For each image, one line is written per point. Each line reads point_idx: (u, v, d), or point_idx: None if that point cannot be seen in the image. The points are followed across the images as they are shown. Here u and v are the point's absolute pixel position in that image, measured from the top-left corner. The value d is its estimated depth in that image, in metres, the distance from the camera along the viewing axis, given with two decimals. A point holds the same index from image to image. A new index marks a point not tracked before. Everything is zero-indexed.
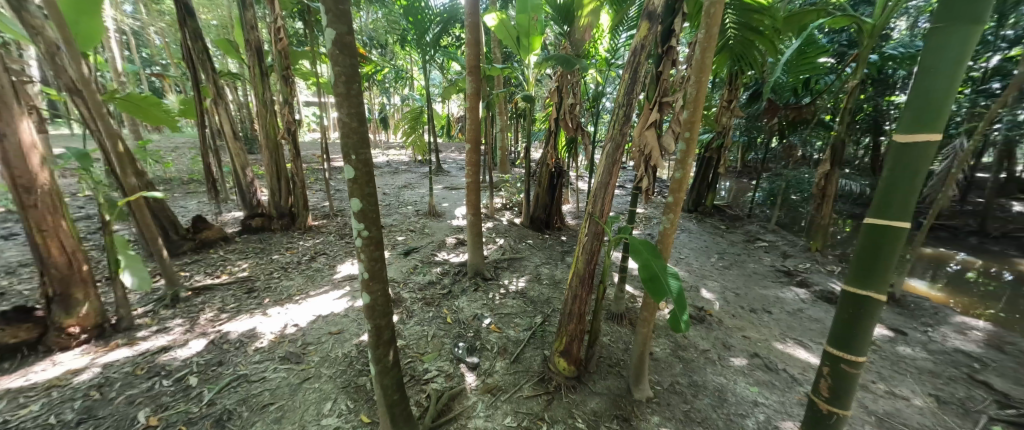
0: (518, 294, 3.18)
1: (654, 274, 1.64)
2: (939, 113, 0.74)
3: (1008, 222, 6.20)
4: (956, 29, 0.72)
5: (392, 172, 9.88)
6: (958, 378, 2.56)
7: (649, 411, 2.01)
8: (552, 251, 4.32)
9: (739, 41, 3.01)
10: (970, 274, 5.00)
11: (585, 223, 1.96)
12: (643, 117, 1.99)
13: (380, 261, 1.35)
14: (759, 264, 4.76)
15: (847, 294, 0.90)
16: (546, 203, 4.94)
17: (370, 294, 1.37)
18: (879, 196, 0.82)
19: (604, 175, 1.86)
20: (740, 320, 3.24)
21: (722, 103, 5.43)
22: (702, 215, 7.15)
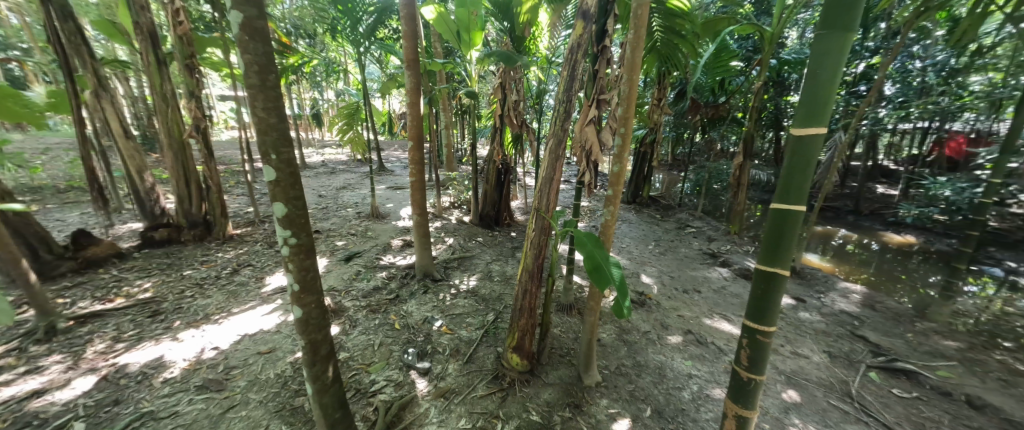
0: (469, 292, 3.15)
1: (598, 264, 1.71)
2: (823, 111, 0.86)
3: (876, 202, 7.50)
4: (833, 37, 0.83)
5: (329, 172, 9.19)
6: (843, 335, 3.04)
7: (599, 394, 2.11)
8: (502, 248, 4.33)
9: (665, 44, 3.25)
10: (850, 247, 5.96)
11: (532, 218, 1.98)
12: (583, 113, 2.05)
13: (312, 270, 1.25)
14: (689, 248, 5.22)
15: (759, 272, 1.01)
16: (494, 200, 4.93)
17: (302, 308, 1.26)
18: (781, 184, 0.93)
19: (548, 170, 1.89)
20: (675, 301, 3.53)
21: (653, 102, 5.86)
22: (639, 205, 7.66)
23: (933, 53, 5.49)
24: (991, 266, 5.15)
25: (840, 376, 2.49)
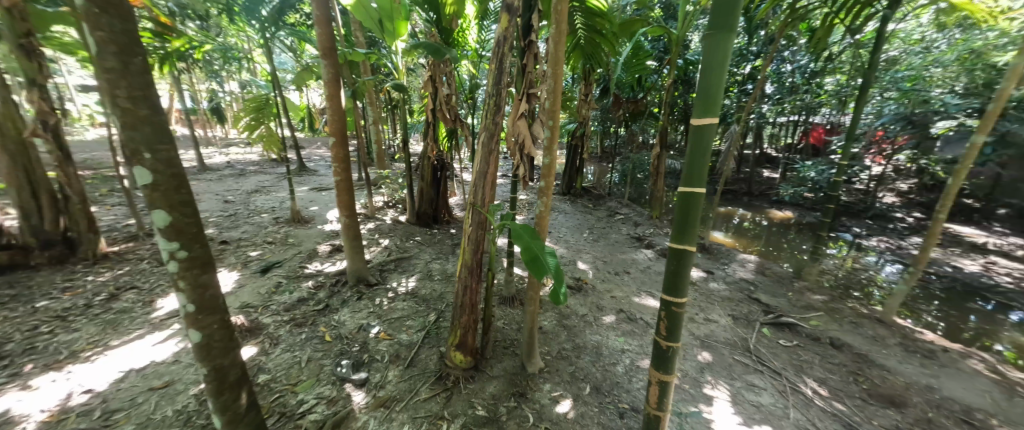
0: (408, 294, 3.02)
1: (535, 254, 1.75)
2: (715, 103, 0.97)
3: (764, 184, 8.82)
4: (720, 36, 0.94)
5: (237, 175, 8.11)
6: (743, 299, 3.54)
7: (542, 380, 2.18)
8: (442, 246, 4.23)
9: (588, 42, 3.43)
10: (747, 224, 6.94)
11: (469, 213, 1.95)
12: (514, 107, 2.09)
13: (208, 286, 1.15)
14: (619, 234, 5.62)
15: (672, 250, 1.11)
16: (431, 197, 4.78)
17: (201, 330, 1.15)
18: (685, 170, 1.04)
19: (482, 164, 1.87)
20: (609, 283, 3.80)
21: (581, 97, 6.15)
22: (573, 196, 8.05)
23: (798, 57, 6.58)
24: (844, 232, 6.38)
25: (741, 334, 2.89)
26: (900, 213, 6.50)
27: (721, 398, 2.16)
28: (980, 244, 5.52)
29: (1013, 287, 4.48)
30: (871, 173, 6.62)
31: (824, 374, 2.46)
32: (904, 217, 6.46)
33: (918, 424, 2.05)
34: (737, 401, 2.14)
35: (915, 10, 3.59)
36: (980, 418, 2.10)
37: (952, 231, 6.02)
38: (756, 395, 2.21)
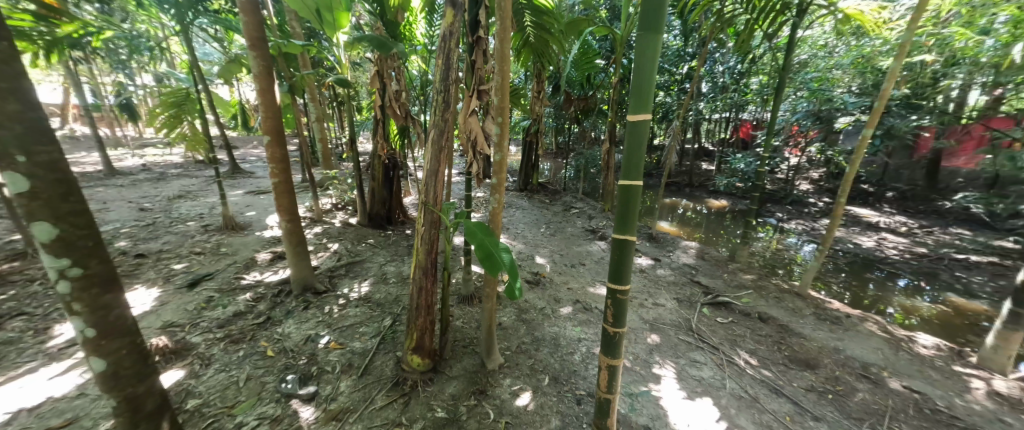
0: (361, 300, 2.88)
1: (489, 252, 1.75)
2: (647, 100, 1.03)
3: (703, 176, 9.56)
4: (648, 38, 1.00)
5: (156, 179, 7.20)
6: (686, 283, 3.82)
7: (502, 375, 2.20)
8: (396, 247, 4.08)
9: (537, 39, 3.48)
10: (689, 213, 7.48)
11: (421, 213, 1.89)
12: (465, 104, 2.07)
13: (109, 309, 1.14)
14: (574, 228, 5.79)
15: (616, 240, 1.17)
16: (383, 198, 4.59)
17: (105, 358, 1.16)
18: (623, 164, 1.10)
19: (433, 162, 1.82)
20: (565, 276, 3.91)
21: (534, 94, 6.21)
22: (530, 192, 8.16)
23: (727, 59, 7.19)
24: (770, 217, 7.12)
25: (684, 316, 3.12)
26: (813, 198, 7.38)
27: (668, 376, 2.32)
28: (874, 223, 6.44)
29: (898, 257, 5.29)
30: (790, 164, 7.44)
31: (754, 345, 2.74)
32: (816, 202, 7.34)
33: (828, 381, 2.36)
34: (682, 377, 2.31)
35: (818, 18, 4.07)
36: (874, 371, 2.47)
37: (853, 212, 6.95)
38: (697, 370, 2.40)
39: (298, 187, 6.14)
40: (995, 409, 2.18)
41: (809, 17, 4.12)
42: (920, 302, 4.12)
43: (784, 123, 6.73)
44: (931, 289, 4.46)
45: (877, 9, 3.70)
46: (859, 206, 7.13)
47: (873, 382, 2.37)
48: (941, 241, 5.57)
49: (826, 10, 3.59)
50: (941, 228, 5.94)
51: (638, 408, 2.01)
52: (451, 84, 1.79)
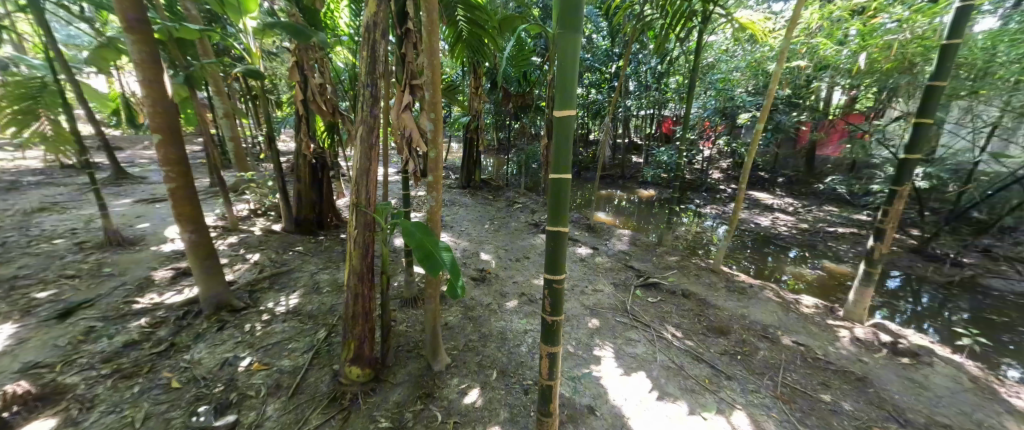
0: (290, 314, 2.62)
1: (429, 251, 1.69)
2: (572, 96, 1.07)
3: (634, 168, 10.31)
4: (568, 37, 1.04)
5: (5, 189, 5.80)
6: (621, 268, 4.10)
7: (449, 376, 2.16)
8: (330, 253, 3.78)
9: (470, 34, 3.43)
10: (622, 203, 8.02)
11: (352, 215, 1.75)
12: (397, 99, 1.97)
13: None
14: (518, 222, 5.88)
15: (551, 232, 1.21)
16: (312, 201, 4.21)
17: None
18: (553, 158, 1.14)
19: (363, 161, 1.69)
20: (510, 270, 3.96)
21: (472, 90, 6.14)
22: (473, 189, 8.10)
23: (649, 60, 7.79)
24: (690, 204, 7.91)
25: (621, 299, 3.35)
26: (723, 185, 8.36)
27: (608, 356, 2.48)
28: (770, 205, 7.49)
29: (788, 233, 6.23)
30: (704, 155, 8.33)
31: (680, 320, 3.03)
32: (726, 188, 8.32)
33: (738, 344, 2.71)
34: (620, 356, 2.48)
35: (721, 26, 4.57)
36: (772, 331, 2.88)
37: (755, 196, 8.02)
38: (633, 347, 2.59)
39: (206, 193, 5.38)
40: (856, 352, 2.68)
41: (712, 24, 4.63)
42: (805, 269, 4.91)
43: (698, 119, 7.51)
44: (812, 258, 5.33)
45: (765, 19, 4.29)
46: (758, 191, 8.24)
47: (771, 340, 2.77)
48: (818, 217, 6.68)
49: (726, 19, 4.06)
50: (817, 207, 7.11)
51: (581, 389, 2.12)
52: (378, 76, 1.65)
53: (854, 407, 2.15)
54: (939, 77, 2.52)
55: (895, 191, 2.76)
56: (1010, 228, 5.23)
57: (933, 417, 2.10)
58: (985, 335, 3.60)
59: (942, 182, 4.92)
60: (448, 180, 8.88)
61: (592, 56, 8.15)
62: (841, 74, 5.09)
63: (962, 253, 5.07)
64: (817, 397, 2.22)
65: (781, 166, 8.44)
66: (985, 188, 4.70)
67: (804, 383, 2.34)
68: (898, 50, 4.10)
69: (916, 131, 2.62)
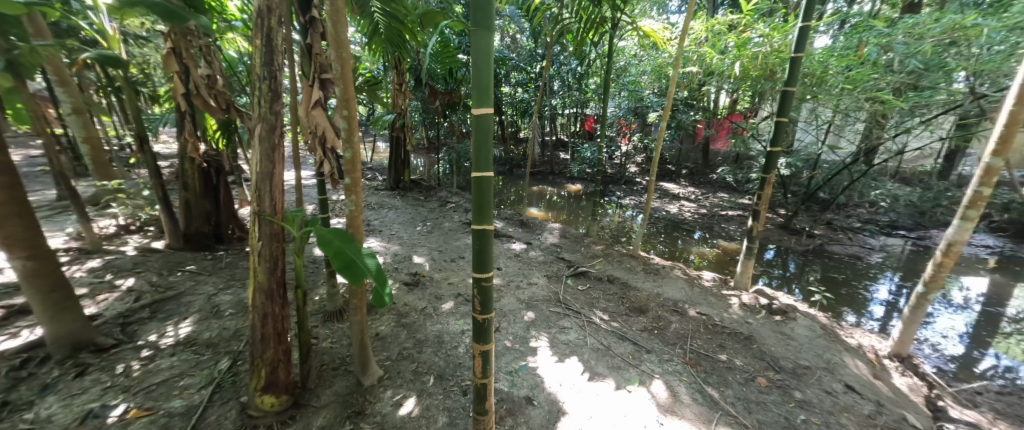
0: (180, 345, 2.22)
1: (350, 260, 1.55)
2: (488, 94, 1.08)
3: (562, 164, 10.82)
4: (482, 37, 1.05)
5: None
6: (553, 260, 4.28)
7: (382, 389, 2.04)
8: (233, 270, 3.30)
9: (387, 27, 3.26)
10: (552, 198, 8.37)
11: (254, 225, 1.53)
12: (305, 95, 1.79)
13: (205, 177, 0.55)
14: (452, 222, 5.78)
15: (476, 231, 1.21)
16: (205, 211, 3.62)
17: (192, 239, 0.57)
18: (475, 157, 1.14)
19: (265, 164, 1.49)
20: (445, 271, 3.88)
21: (395, 86, 5.83)
22: (403, 190, 7.74)
23: (569, 61, 8.22)
24: (612, 196, 8.57)
25: (554, 290, 3.49)
26: (639, 178, 9.21)
27: (543, 346, 2.57)
28: (677, 194, 8.47)
29: (693, 218, 7.11)
30: (623, 151, 9.08)
31: (606, 304, 3.27)
32: (641, 181, 9.18)
33: (655, 320, 3.02)
34: (554, 344, 2.59)
35: (629, 32, 5.01)
36: (681, 305, 3.27)
37: (665, 186, 9.00)
38: (565, 335, 2.73)
39: (53, 208, 4.31)
40: (744, 315, 3.18)
41: (621, 31, 5.04)
42: (706, 249, 5.66)
43: (615, 117, 8.16)
44: (711, 238, 6.16)
45: (663, 29, 4.81)
46: (667, 182, 9.26)
47: (680, 313, 3.14)
48: (714, 203, 7.73)
49: (631, 26, 4.47)
50: (713, 194, 8.23)
51: (518, 382, 2.16)
52: (276, 68, 1.46)
53: (744, 362, 2.55)
54: (790, 83, 3.07)
55: (765, 178, 3.31)
56: (845, 204, 6.65)
57: (797, 361, 2.59)
58: (832, 290, 4.53)
59: (799, 169, 6.05)
60: (374, 182, 8.38)
61: (517, 56, 8.34)
62: (724, 80, 5.94)
63: (815, 226, 6.30)
64: (717, 357, 2.59)
65: (684, 159, 9.58)
66: (826, 173, 5.90)
67: (706, 347, 2.70)
68: (762, 60, 4.94)
69: (777, 128, 3.17)
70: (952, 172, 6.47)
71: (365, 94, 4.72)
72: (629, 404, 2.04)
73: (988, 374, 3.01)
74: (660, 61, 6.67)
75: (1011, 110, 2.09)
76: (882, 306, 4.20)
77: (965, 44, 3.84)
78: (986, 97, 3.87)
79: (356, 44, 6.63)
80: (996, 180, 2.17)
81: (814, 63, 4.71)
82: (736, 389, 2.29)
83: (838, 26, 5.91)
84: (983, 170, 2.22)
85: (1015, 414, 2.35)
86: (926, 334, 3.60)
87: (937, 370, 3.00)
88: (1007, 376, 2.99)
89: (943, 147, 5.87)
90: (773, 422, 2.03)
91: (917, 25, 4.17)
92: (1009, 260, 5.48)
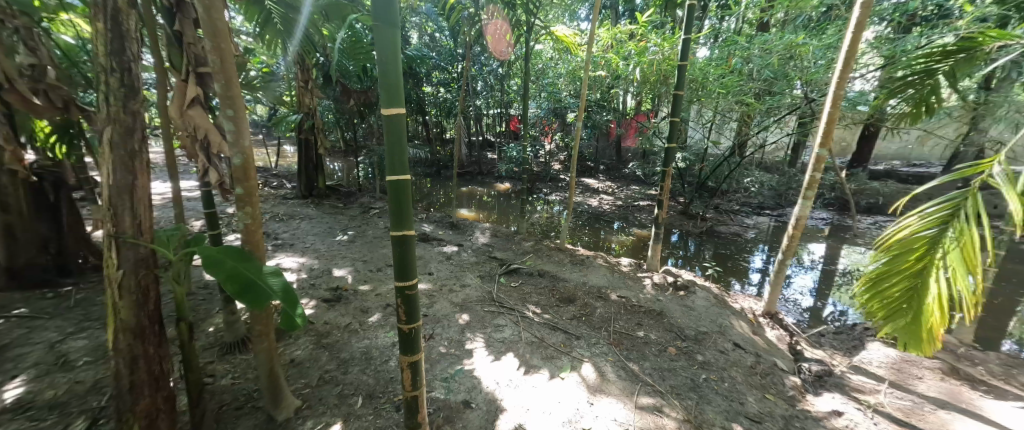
0: (8, 412, 1.70)
1: (248, 281, 1.33)
2: (398, 94, 1.03)
3: (490, 164, 10.90)
4: (387, 34, 0.99)
5: None
6: (485, 260, 4.29)
7: (301, 421, 1.82)
8: (89, 309, 2.65)
9: (282, 16, 2.93)
10: (482, 199, 8.39)
11: (110, 252, 1.24)
12: (176, 91, 1.52)
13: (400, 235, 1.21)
14: (376, 229, 5.42)
15: (396, 238, 1.15)
16: (38, 237, 2.82)
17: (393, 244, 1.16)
18: (388, 160, 1.08)
19: (121, 175, 1.21)
20: (370, 282, 3.63)
21: (299, 83, 5.18)
22: (318, 198, 7.03)
23: (490, 62, 8.28)
24: (539, 194, 8.92)
25: (487, 289, 3.49)
26: (563, 175, 9.73)
27: (478, 347, 2.55)
28: (597, 188, 9.13)
29: (611, 209, 7.73)
30: (546, 150, 9.47)
31: (538, 297, 3.38)
32: (565, 178, 9.72)
33: (582, 308, 3.21)
34: (490, 344, 2.60)
35: (544, 35, 5.20)
36: (604, 291, 3.53)
37: (586, 181, 9.63)
38: (501, 333, 2.75)
39: None
40: (656, 294, 3.56)
41: (536, 34, 5.23)
42: (625, 237, 6.20)
43: (537, 118, 8.48)
44: (628, 227, 6.78)
45: (574, 35, 5.10)
46: (588, 178, 9.94)
47: (604, 298, 3.39)
48: (628, 195, 8.51)
49: (545, 30, 4.64)
50: (627, 187, 9.05)
51: (454, 387, 2.11)
52: (132, 58, 1.20)
53: (658, 336, 2.86)
54: (679, 88, 3.50)
55: (666, 172, 3.73)
56: (728, 191, 7.85)
57: (698, 328, 2.99)
58: (722, 264, 5.33)
59: (692, 162, 6.97)
60: (282, 190, 7.47)
61: (437, 55, 8.15)
62: (629, 83, 6.55)
63: (707, 211, 7.32)
64: (636, 334, 2.86)
65: (601, 156, 10.36)
66: (712, 164, 6.89)
67: (627, 326, 2.96)
68: (657, 67, 5.55)
69: (672, 127, 3.59)
70: (799, 161, 8.07)
71: (261, 92, 4.13)
72: (562, 390, 2.14)
73: (829, 319, 3.83)
74: (574, 64, 7.08)
75: (830, 111, 2.66)
76: (758, 273, 5.06)
77: (800, 59, 4.79)
78: (815, 101, 4.88)
79: (246, 35, 5.78)
80: (823, 166, 2.76)
81: (696, 71, 5.64)
82: (653, 360, 2.55)
83: (713, 39, 6.93)
84: (815, 158, 2.80)
85: (845, 347, 3.03)
86: (789, 292, 4.44)
87: (796, 320, 3.73)
88: (840, 318, 3.84)
89: (792, 140, 7.27)
90: (682, 384, 2.32)
91: (767, 42, 5.06)
92: (838, 228, 7.04)
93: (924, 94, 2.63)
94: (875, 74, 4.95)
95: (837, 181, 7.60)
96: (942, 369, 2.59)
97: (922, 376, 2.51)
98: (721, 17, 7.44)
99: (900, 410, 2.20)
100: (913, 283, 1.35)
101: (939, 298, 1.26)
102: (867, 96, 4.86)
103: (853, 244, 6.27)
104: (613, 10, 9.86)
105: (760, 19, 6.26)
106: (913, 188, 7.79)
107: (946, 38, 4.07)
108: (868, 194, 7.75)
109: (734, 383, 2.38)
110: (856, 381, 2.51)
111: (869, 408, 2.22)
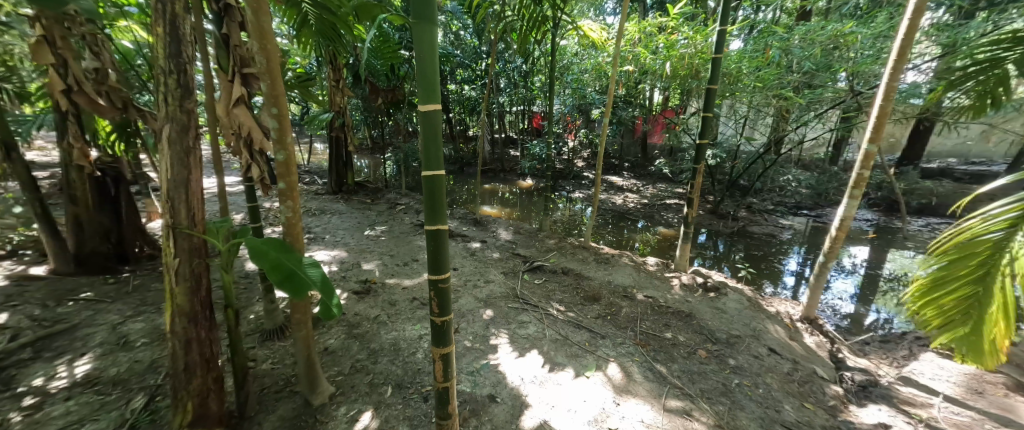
0: (78, 387, 1.87)
1: (289, 270, 1.39)
2: (435, 89, 1.05)
3: (512, 161, 10.91)
4: (424, 28, 1.00)
5: None
6: (509, 257, 4.31)
7: (335, 406, 1.90)
8: (145, 294, 2.87)
9: (318, 18, 3.04)
10: (505, 196, 8.42)
11: (168, 241, 1.33)
12: (223, 90, 1.61)
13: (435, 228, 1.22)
14: (402, 225, 5.56)
15: (431, 231, 1.17)
16: (103, 228, 3.08)
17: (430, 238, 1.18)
18: (424, 155, 1.10)
19: (177, 170, 1.30)
20: (397, 276, 3.72)
21: (331, 82, 5.27)
22: (347, 193, 7.28)
23: (513, 60, 8.28)
24: (562, 191, 8.87)
25: (511, 286, 3.50)
26: (587, 173, 9.58)
27: (503, 344, 2.56)
28: (621, 186, 8.97)
29: (637, 208, 7.56)
30: (570, 147, 9.37)
31: (562, 295, 3.37)
32: (589, 176, 9.58)
33: (607, 307, 3.17)
34: (514, 340, 2.61)
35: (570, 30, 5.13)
36: (630, 291, 3.47)
37: (610, 179, 9.45)
38: (525, 329, 2.75)
39: None
40: (684, 294, 3.47)
41: (562, 29, 5.16)
42: (651, 236, 6.06)
43: (561, 115, 8.40)
44: (653, 226, 6.62)
45: (601, 29, 4.99)
46: (613, 175, 9.74)
47: (630, 298, 3.33)
48: (655, 193, 8.30)
49: (572, 25, 4.51)
50: (653, 185, 8.83)
51: (480, 381, 2.14)
52: (186, 60, 1.27)
53: (687, 337, 2.78)
54: (713, 82, 3.36)
55: (697, 169, 3.59)
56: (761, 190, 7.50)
57: (730, 331, 2.88)
58: (755, 266, 5.10)
59: (724, 159, 6.70)
60: (314, 186, 7.78)
61: (461, 54, 8.22)
62: (657, 79, 6.35)
63: (739, 210, 7.04)
64: (664, 335, 2.79)
65: (626, 153, 10.13)
66: (745, 161, 6.59)
67: (654, 327, 2.90)
68: (688, 61, 5.38)
69: (704, 123, 3.45)
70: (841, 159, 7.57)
71: (297, 91, 4.30)
72: (587, 389, 2.13)
73: (872, 327, 3.60)
74: (600, 60, 6.96)
75: (881, 104, 2.47)
76: (793, 277, 4.82)
77: (845, 49, 4.50)
78: (861, 95, 4.60)
79: (282, 37, 6.04)
80: (872, 163, 2.57)
81: (731, 64, 5.25)
82: (681, 363, 2.48)
83: (749, 30, 6.59)
84: (862, 155, 2.62)
85: (893, 357, 2.84)
86: (828, 297, 4.20)
87: (835, 327, 3.54)
88: (886, 326, 3.60)
89: (834, 136, 6.82)
90: (713, 388, 2.25)
91: (808, 32, 4.78)
92: (883, 230, 6.59)
93: (989, 87, 2.39)
94: (931, 65, 4.58)
95: (884, 180, 7.10)
96: (1006, 384, 2.37)
97: (981, 391, 2.32)
98: (757, 6, 7.05)
99: (956, 426, 2.05)
100: (977, 290, 1.23)
101: (1005, 308, 1.16)
102: (920, 89, 4.49)
103: (902, 248, 5.85)
104: (641, 3, 9.58)
105: (800, 7, 5.89)
106: (973, 188, 7.16)
107: (1016, 23, 3.70)
108: (920, 194, 7.17)
109: (769, 389, 2.28)
110: (906, 394, 2.35)
111: (920, 423, 2.08)
